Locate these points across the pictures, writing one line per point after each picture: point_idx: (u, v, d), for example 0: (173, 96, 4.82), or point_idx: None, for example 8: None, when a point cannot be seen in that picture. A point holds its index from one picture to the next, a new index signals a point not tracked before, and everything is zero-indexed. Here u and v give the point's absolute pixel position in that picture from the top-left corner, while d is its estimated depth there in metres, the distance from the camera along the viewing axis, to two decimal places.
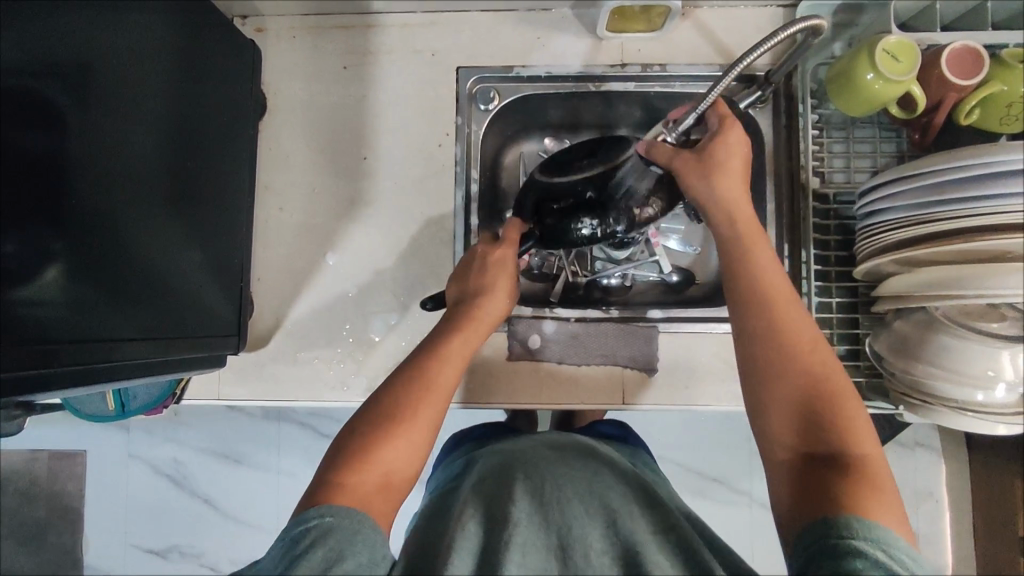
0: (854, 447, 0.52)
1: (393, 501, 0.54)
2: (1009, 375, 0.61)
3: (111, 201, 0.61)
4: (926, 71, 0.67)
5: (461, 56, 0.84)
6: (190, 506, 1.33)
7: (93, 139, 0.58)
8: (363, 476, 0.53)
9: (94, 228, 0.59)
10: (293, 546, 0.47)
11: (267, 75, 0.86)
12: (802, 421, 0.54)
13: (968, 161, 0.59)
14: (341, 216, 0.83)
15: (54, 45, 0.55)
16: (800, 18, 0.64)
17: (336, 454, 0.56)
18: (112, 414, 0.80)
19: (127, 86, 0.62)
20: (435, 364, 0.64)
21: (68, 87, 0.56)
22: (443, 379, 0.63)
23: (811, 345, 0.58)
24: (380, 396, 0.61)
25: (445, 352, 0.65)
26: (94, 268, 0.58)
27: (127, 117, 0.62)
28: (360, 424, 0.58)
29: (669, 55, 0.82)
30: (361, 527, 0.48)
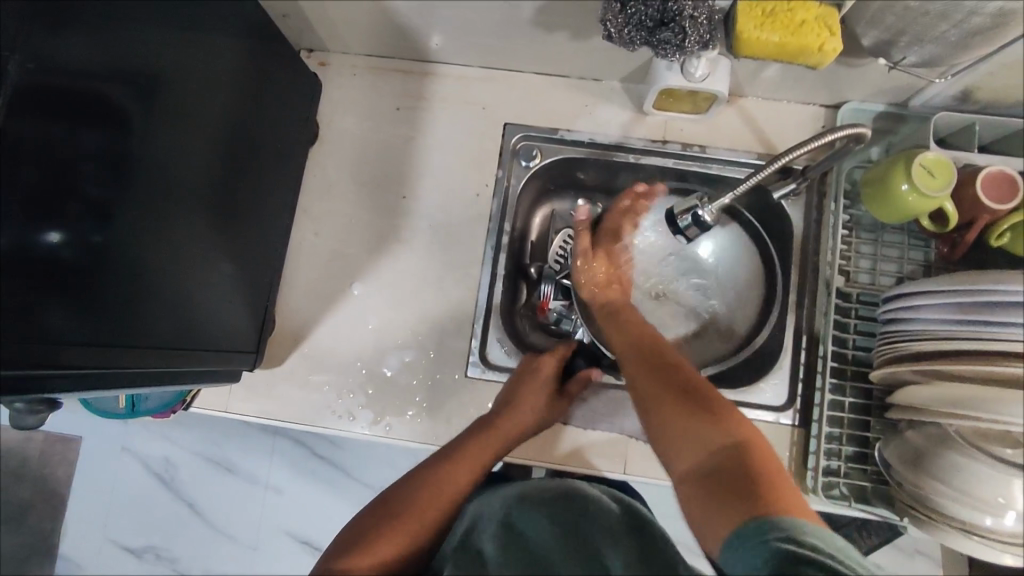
0: (741, 441, 0.53)
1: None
2: (1020, 505, 0.60)
3: (161, 209, 0.63)
4: (962, 189, 0.69)
5: (510, 113, 0.87)
6: (174, 508, 1.32)
7: (152, 148, 0.61)
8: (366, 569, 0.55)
9: (140, 231, 0.60)
10: None
11: (323, 107, 0.90)
12: (686, 426, 0.56)
13: (996, 287, 0.59)
14: (372, 248, 0.86)
15: (128, 55, 0.57)
16: (845, 126, 0.66)
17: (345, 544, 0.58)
18: (123, 412, 0.82)
19: (191, 100, 0.65)
20: (449, 472, 0.67)
21: (138, 95, 0.58)
22: (456, 487, 0.65)
23: (680, 369, 0.63)
24: (394, 497, 0.64)
25: (461, 462, 0.68)
26: (132, 271, 0.59)
27: (192, 132, 0.66)
28: (376, 519, 0.61)
29: (710, 138, 0.84)
30: None
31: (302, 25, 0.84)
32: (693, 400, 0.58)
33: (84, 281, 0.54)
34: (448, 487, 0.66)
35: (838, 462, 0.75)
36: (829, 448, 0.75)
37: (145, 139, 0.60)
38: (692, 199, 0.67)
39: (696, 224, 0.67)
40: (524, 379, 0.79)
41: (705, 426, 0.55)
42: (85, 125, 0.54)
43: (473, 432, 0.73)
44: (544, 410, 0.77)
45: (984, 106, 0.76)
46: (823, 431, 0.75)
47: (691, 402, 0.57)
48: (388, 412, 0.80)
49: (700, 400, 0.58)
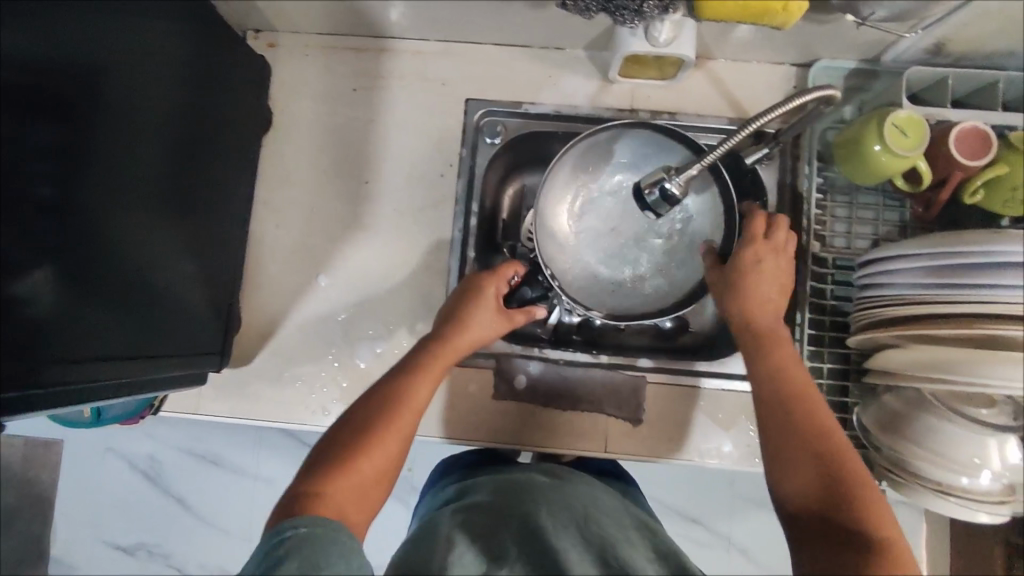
0: (869, 508, 0.51)
1: (370, 508, 0.56)
2: (995, 464, 0.61)
3: (113, 209, 0.60)
4: (935, 146, 0.67)
5: (472, 89, 0.84)
6: (165, 505, 1.31)
7: (102, 146, 0.58)
8: (343, 488, 0.54)
9: (94, 235, 0.58)
10: (268, 556, 0.46)
11: (275, 91, 0.85)
12: (815, 475, 0.53)
13: (968, 248, 0.59)
14: (337, 237, 0.83)
15: (72, 44, 0.54)
16: (819, 86, 0.63)
17: (316, 458, 0.56)
18: (88, 421, 0.79)
19: (138, 91, 0.61)
20: (409, 381, 0.63)
21: (80, 88, 0.55)
22: (421, 396, 0.63)
23: (813, 401, 0.58)
24: (361, 405, 0.61)
25: (424, 367, 0.65)
26: (92, 278, 0.57)
27: (142, 124, 0.62)
28: (333, 442, 0.58)
29: (680, 105, 0.82)
30: (333, 534, 0.48)
31: (245, 5, 0.80)
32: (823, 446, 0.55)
33: (46, 297, 0.52)
34: (411, 393, 0.62)
35: None
36: None
37: (93, 134, 0.56)
38: (660, 171, 0.64)
39: (663, 198, 0.65)
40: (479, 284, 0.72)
41: (832, 480, 0.53)
42: (30, 121, 0.51)
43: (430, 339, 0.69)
44: (499, 321, 0.71)
45: (957, 59, 0.73)
46: None
47: (825, 450, 0.55)
48: None
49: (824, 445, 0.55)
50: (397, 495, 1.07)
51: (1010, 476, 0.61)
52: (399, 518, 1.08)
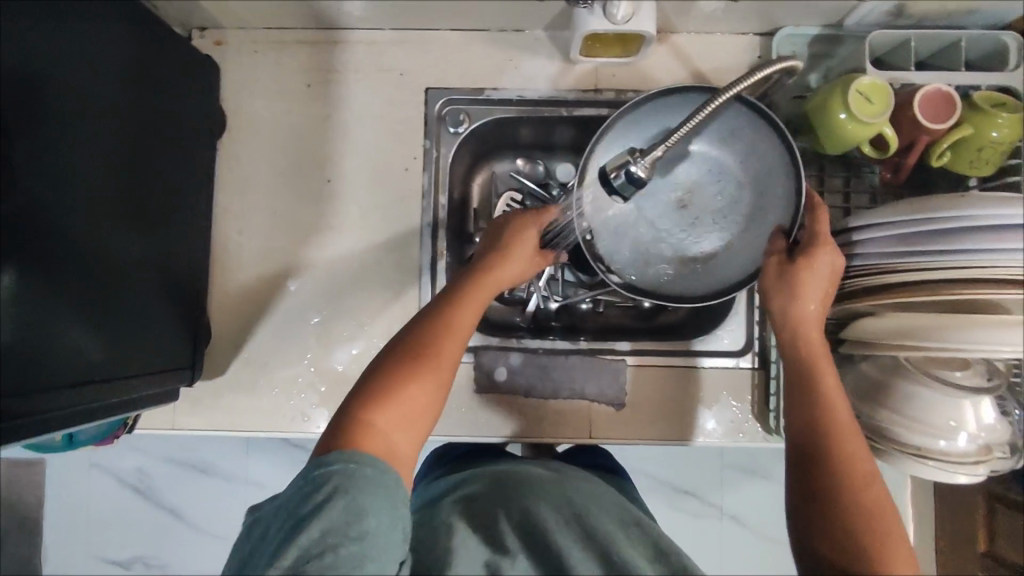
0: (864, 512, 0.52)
1: (419, 438, 0.54)
2: (971, 426, 0.62)
3: (62, 230, 0.57)
4: (900, 110, 0.67)
5: (431, 77, 0.81)
6: (154, 519, 1.23)
7: (45, 163, 0.55)
8: (393, 416, 0.53)
9: (46, 260, 0.55)
10: (307, 497, 0.46)
11: (227, 92, 0.82)
12: (823, 470, 0.55)
13: (938, 213, 0.59)
14: (304, 239, 0.80)
15: (6, 56, 0.51)
16: (778, 59, 0.62)
17: (362, 385, 0.55)
18: (59, 445, 0.77)
19: (79, 102, 0.58)
20: (453, 309, 0.62)
21: (17, 105, 0.52)
22: (464, 323, 0.61)
23: (854, 441, 0.56)
24: (407, 333, 0.59)
25: (465, 296, 0.63)
26: (46, 306, 0.55)
27: (84, 138, 0.59)
28: (380, 366, 0.56)
29: (644, 82, 0.80)
30: (384, 478, 0.48)
31: (186, 3, 0.76)
32: (852, 490, 0.54)
33: (1, 326, 0.50)
34: (455, 320, 0.61)
35: None
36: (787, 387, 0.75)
37: (34, 153, 0.54)
38: (624, 155, 0.63)
39: (629, 182, 0.63)
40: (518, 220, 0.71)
41: (833, 478, 0.54)
42: None
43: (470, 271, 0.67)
44: (532, 260, 0.71)
45: (918, 20, 0.73)
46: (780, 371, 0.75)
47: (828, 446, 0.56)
48: None
49: (853, 485, 0.54)
50: None
51: (986, 436, 0.62)
52: None
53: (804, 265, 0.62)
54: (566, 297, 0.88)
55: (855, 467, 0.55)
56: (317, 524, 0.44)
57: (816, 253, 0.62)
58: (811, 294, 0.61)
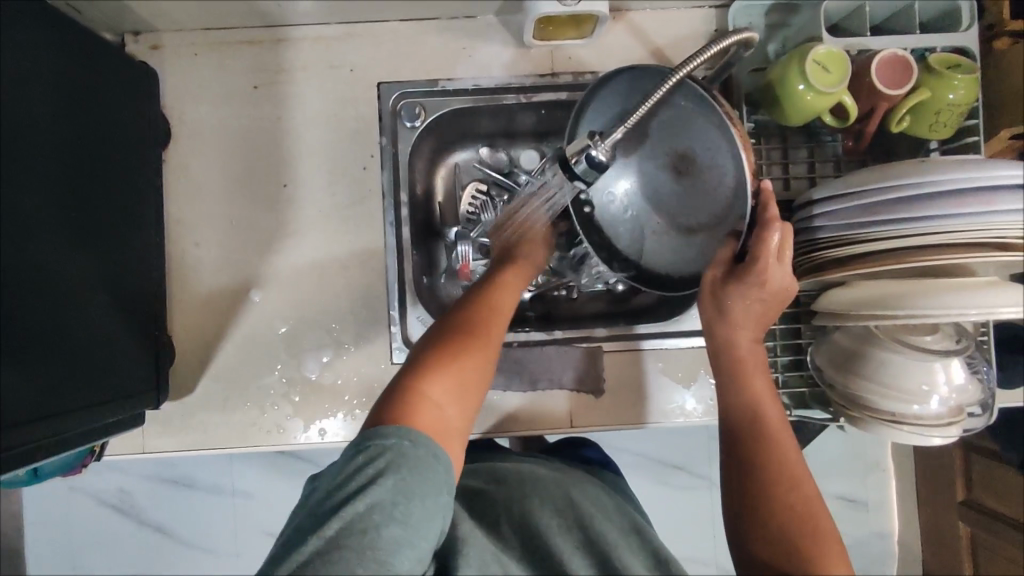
0: (796, 508, 0.55)
1: (471, 413, 0.56)
2: (943, 389, 0.63)
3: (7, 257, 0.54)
4: (858, 78, 0.66)
5: (383, 71, 0.79)
6: (140, 537, 1.17)
7: None
8: (447, 389, 0.54)
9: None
10: (359, 467, 0.47)
11: (169, 98, 0.78)
12: (761, 470, 0.57)
13: (901, 182, 0.59)
14: (265, 247, 0.78)
15: None
16: (731, 33, 0.61)
17: (414, 358, 0.57)
18: (24, 479, 0.74)
19: (10, 121, 0.55)
20: (492, 293, 0.65)
21: None
22: (505, 307, 0.64)
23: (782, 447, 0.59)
24: (456, 312, 0.62)
25: (500, 283, 0.67)
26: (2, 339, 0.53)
27: (19, 158, 0.56)
28: (434, 339, 0.58)
29: (602, 63, 0.79)
30: (435, 459, 0.49)
31: (116, 7, 0.72)
32: (782, 489, 0.56)
33: None
34: (496, 302, 0.64)
35: (775, 373, 0.75)
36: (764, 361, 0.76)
37: None
38: (583, 140, 0.61)
39: (590, 166, 0.61)
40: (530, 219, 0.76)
41: (770, 476, 0.57)
42: None
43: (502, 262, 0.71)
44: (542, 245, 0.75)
45: None
46: None
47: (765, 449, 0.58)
48: (320, 417, 0.76)
49: (787, 486, 0.56)
50: None
51: (957, 397, 0.63)
52: None
53: (757, 284, 0.61)
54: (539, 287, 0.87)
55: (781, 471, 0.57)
56: (367, 499, 0.45)
57: (767, 273, 0.60)
58: (743, 309, 0.62)
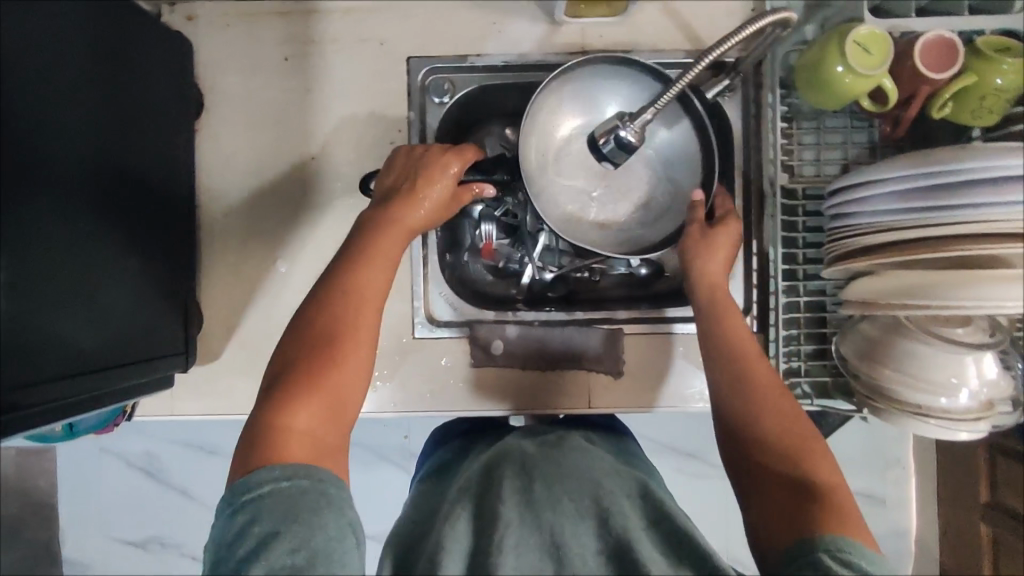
0: (787, 428, 0.57)
1: (344, 426, 0.55)
2: (973, 383, 0.61)
3: (38, 220, 0.56)
4: (899, 62, 0.64)
5: (412, 45, 0.79)
6: (165, 499, 1.21)
7: (19, 144, 0.55)
8: (309, 412, 0.53)
9: (18, 253, 0.54)
10: (250, 522, 0.46)
11: (202, 68, 0.79)
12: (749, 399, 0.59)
13: (937, 167, 0.57)
14: (291, 218, 0.79)
15: None
16: (771, 12, 0.60)
17: (273, 385, 0.55)
18: (61, 434, 0.77)
19: (47, 85, 0.57)
20: (362, 271, 0.61)
21: None
22: (375, 287, 0.61)
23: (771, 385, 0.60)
24: (317, 316, 0.58)
25: (375, 255, 0.62)
26: (26, 301, 0.55)
27: (56, 121, 0.58)
28: (288, 364, 0.56)
29: (634, 41, 0.77)
30: (322, 488, 0.48)
31: None
32: (767, 419, 0.58)
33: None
34: (361, 281, 0.60)
35: (799, 362, 0.75)
36: (788, 349, 0.75)
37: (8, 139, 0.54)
38: (613, 120, 0.62)
39: (619, 146, 0.63)
40: (426, 156, 0.68)
41: (757, 402, 0.59)
42: None
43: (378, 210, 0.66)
44: (441, 205, 0.66)
45: None
46: (779, 333, 0.74)
47: (749, 375, 0.60)
48: None
49: (770, 415, 0.58)
50: (394, 462, 1.07)
51: (988, 392, 0.62)
52: (399, 484, 1.08)
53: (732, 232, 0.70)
54: (561, 268, 0.87)
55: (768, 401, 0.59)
56: (264, 562, 0.44)
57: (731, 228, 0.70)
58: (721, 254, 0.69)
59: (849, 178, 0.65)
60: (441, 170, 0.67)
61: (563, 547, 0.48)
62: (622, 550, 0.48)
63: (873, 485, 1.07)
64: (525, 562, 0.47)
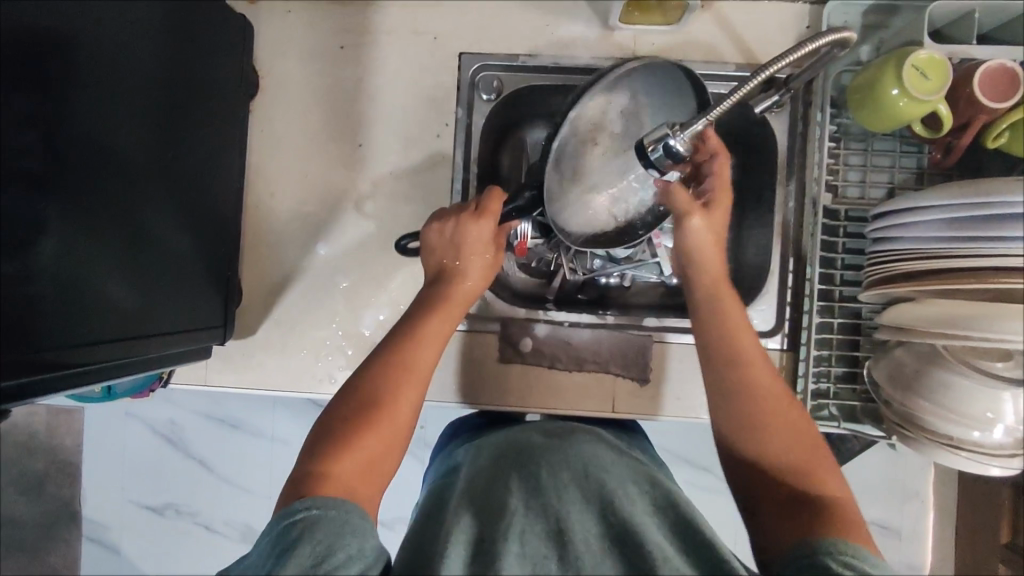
0: (794, 448, 0.56)
1: (378, 486, 0.55)
2: (1009, 418, 0.60)
3: (93, 186, 0.59)
4: (957, 88, 0.64)
5: (465, 42, 0.80)
6: (184, 468, 1.24)
7: (81, 111, 0.58)
8: (348, 466, 0.53)
9: (74, 206, 0.57)
10: (280, 541, 0.46)
11: (260, 52, 0.81)
12: (760, 425, 0.58)
13: (983, 197, 0.57)
14: (333, 203, 0.81)
15: (40, 13, 0.54)
16: (829, 31, 0.60)
17: (319, 437, 0.56)
18: (99, 396, 0.80)
19: (114, 59, 0.60)
20: (413, 338, 0.63)
21: (56, 57, 0.55)
22: (426, 356, 0.62)
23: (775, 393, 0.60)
24: (369, 379, 0.60)
25: (425, 330, 0.64)
26: (75, 262, 0.57)
27: (120, 94, 0.61)
28: (334, 418, 0.57)
29: (684, 51, 0.78)
30: (349, 518, 0.48)
31: None
32: (766, 428, 0.58)
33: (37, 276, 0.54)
34: (411, 355, 0.62)
35: (828, 384, 0.75)
36: (818, 369, 0.74)
37: (72, 106, 0.57)
38: (662, 128, 0.62)
39: (666, 156, 0.62)
40: (462, 223, 0.69)
41: (761, 423, 0.58)
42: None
43: (432, 292, 0.68)
44: (486, 269, 0.70)
45: None
46: (811, 353, 0.73)
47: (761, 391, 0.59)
48: None
49: (769, 426, 0.58)
50: (409, 451, 1.09)
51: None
52: (412, 473, 1.09)
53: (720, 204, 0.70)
54: (593, 272, 0.86)
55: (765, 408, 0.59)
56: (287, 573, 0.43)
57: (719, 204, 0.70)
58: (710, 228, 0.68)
59: (895, 203, 0.65)
60: (475, 234, 0.68)
61: (568, 536, 0.49)
62: (626, 539, 0.49)
63: (889, 516, 1.05)
64: (529, 549, 0.48)
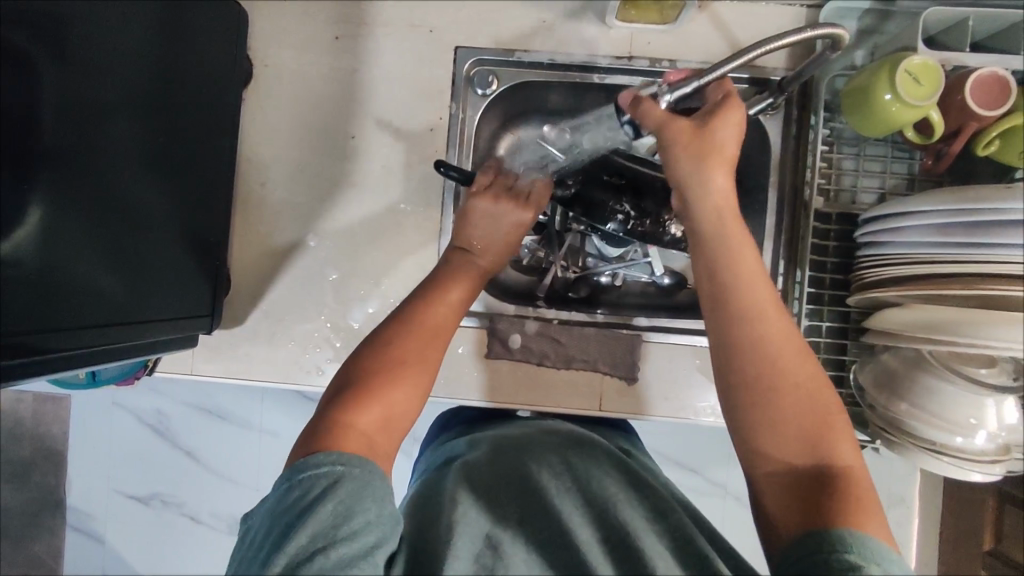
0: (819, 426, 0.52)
1: (396, 439, 0.55)
2: (992, 425, 0.60)
3: (82, 172, 0.59)
4: (948, 96, 0.64)
5: (462, 36, 0.80)
6: (171, 458, 1.23)
7: (70, 95, 0.57)
8: (372, 417, 0.53)
9: (60, 192, 0.57)
10: (303, 493, 0.47)
11: (255, 40, 0.81)
12: (774, 402, 0.52)
13: (978, 205, 0.57)
14: (325, 193, 0.80)
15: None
16: (823, 26, 0.61)
17: (342, 387, 0.55)
18: (84, 381, 0.80)
19: (103, 45, 0.60)
20: (429, 304, 0.63)
21: (43, 44, 0.55)
22: (439, 319, 0.62)
23: (790, 351, 0.54)
24: (389, 335, 0.59)
25: (443, 298, 0.64)
26: (57, 246, 0.57)
27: (111, 80, 0.61)
28: (356, 369, 0.56)
29: (680, 51, 0.78)
30: (371, 479, 0.48)
31: None
32: (771, 390, 0.53)
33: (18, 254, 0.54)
34: (433, 318, 0.62)
35: None
36: None
37: (58, 92, 0.57)
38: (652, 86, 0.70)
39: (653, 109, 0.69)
40: (504, 207, 0.72)
41: (783, 395, 0.53)
42: None
43: (451, 260, 0.69)
44: (501, 249, 0.72)
45: None
46: None
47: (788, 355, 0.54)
48: None
49: (790, 393, 0.53)
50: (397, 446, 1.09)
51: (1005, 436, 0.61)
52: (400, 467, 1.09)
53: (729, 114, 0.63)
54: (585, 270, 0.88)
55: (775, 367, 0.53)
56: (305, 530, 0.44)
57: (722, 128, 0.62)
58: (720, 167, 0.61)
59: (891, 207, 0.65)
60: (509, 218, 0.72)
61: (570, 536, 0.49)
62: (622, 547, 0.48)
63: None
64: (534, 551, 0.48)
